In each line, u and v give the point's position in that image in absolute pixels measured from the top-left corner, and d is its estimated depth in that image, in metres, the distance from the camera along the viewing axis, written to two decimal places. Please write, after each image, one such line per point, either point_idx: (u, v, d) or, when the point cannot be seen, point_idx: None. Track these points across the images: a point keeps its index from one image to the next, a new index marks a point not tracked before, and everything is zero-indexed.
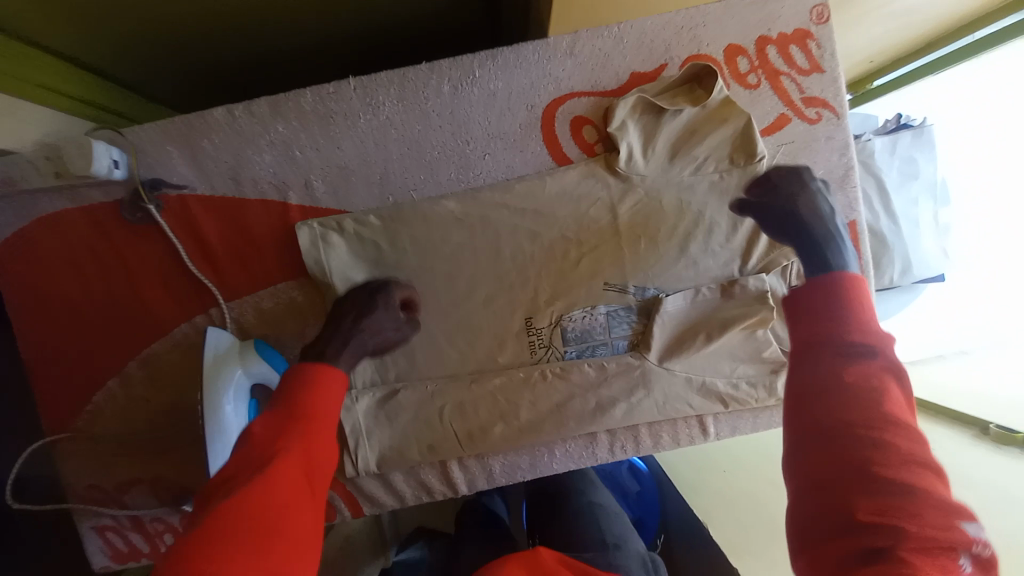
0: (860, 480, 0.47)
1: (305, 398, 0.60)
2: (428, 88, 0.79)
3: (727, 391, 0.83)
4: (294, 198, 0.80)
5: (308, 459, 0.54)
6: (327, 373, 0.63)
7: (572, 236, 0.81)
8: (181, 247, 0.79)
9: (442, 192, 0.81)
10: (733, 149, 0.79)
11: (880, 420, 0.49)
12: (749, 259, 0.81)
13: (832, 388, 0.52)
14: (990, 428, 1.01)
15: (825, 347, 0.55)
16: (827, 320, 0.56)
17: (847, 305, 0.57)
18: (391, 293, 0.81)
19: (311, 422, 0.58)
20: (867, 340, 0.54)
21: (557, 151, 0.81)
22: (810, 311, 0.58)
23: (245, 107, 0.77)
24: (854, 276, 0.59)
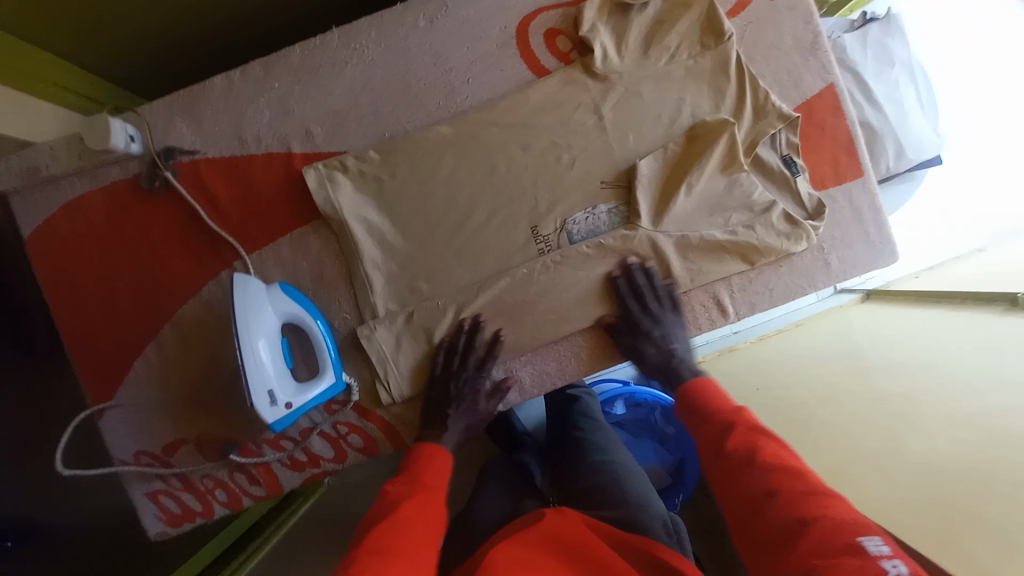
0: (787, 534, 0.52)
1: (423, 470, 0.70)
2: (405, 27, 0.85)
3: (727, 239, 0.83)
4: (296, 146, 0.85)
5: (425, 508, 0.63)
6: (433, 445, 0.75)
7: (561, 141, 0.85)
8: (197, 207, 0.84)
9: (431, 121, 0.86)
10: (702, 34, 0.83)
11: (744, 464, 0.60)
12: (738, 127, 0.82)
13: (735, 460, 0.61)
14: (1019, 297, 0.92)
15: (699, 424, 0.69)
16: (700, 418, 0.69)
17: (704, 403, 0.71)
18: (397, 223, 0.85)
19: (425, 487, 0.67)
20: (725, 425, 0.66)
21: (534, 65, 0.85)
22: (687, 409, 0.72)
23: (241, 72, 0.85)
24: (704, 381, 0.74)
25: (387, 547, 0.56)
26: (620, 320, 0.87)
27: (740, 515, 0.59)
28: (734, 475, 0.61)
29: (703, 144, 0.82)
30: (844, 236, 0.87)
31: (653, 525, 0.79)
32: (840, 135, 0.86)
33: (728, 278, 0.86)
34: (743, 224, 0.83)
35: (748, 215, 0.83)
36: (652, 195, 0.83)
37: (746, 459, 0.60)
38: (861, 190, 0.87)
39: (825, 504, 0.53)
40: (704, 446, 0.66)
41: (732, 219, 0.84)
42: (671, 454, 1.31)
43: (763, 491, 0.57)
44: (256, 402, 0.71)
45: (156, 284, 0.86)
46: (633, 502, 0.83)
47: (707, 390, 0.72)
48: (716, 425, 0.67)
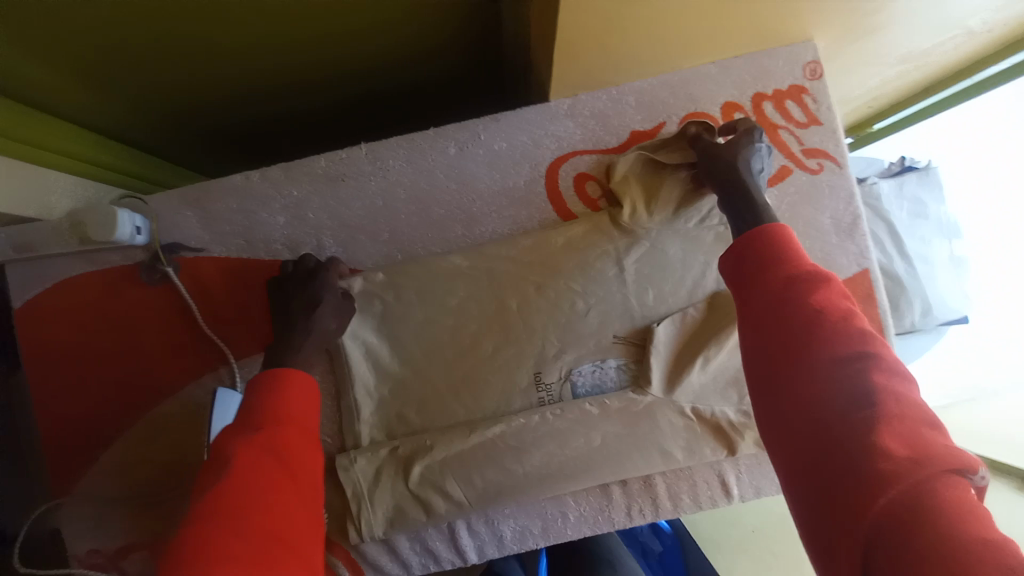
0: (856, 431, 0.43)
1: (270, 394, 0.62)
2: (435, 151, 0.82)
3: (739, 419, 0.78)
4: (305, 257, 0.82)
5: (289, 444, 0.59)
6: (297, 372, 0.66)
7: (578, 288, 0.81)
8: (192, 306, 0.81)
9: (448, 247, 0.83)
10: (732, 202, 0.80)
11: (826, 325, 0.50)
12: None
13: (790, 325, 0.52)
14: None
15: (765, 290, 0.55)
16: (764, 266, 0.57)
17: (781, 246, 0.57)
18: (396, 349, 0.81)
19: (286, 418, 0.61)
20: (811, 275, 0.53)
21: (561, 206, 0.83)
22: (754, 256, 0.59)
23: (261, 173, 0.82)
24: (784, 229, 0.59)
25: (270, 524, 0.51)
26: (615, 482, 0.81)
27: (805, 449, 0.46)
28: (787, 328, 0.51)
29: (724, 318, 0.77)
30: None
31: None
32: (871, 323, 0.81)
33: (736, 456, 0.79)
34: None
35: None
36: (667, 361, 0.79)
37: (823, 339, 0.49)
38: None
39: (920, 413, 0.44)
40: (766, 303, 0.54)
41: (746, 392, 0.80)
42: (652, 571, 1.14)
43: (841, 397, 0.46)
44: None
45: (136, 378, 0.82)
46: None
47: (779, 239, 0.58)
48: (780, 309, 0.53)
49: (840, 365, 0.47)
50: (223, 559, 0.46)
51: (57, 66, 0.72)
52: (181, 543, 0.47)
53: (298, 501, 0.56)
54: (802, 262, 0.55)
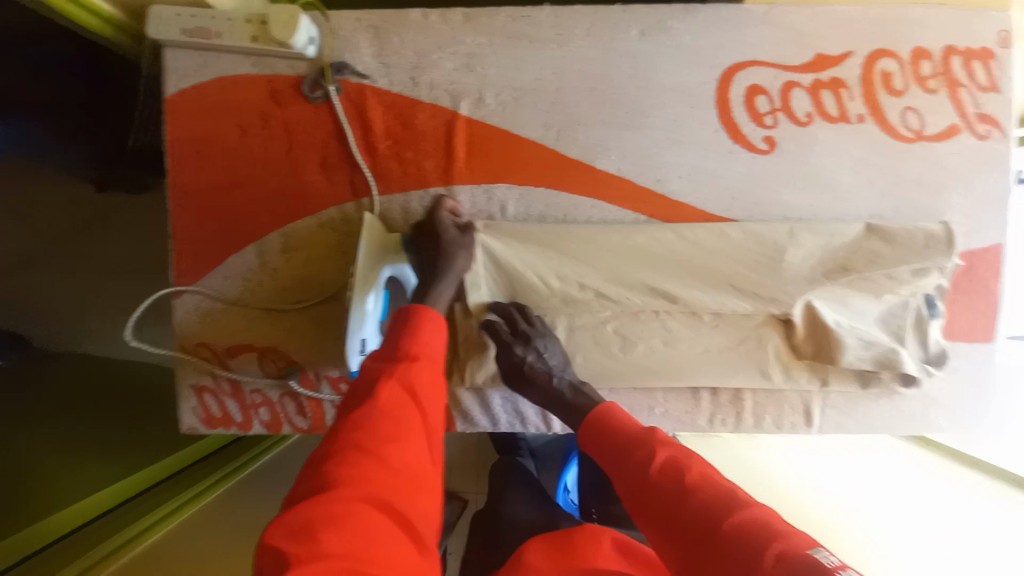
0: (677, 515, 0.52)
1: (409, 336, 0.65)
2: (617, 30, 0.81)
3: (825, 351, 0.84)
4: (464, 109, 0.82)
5: (414, 387, 0.60)
6: (431, 310, 0.70)
7: (724, 198, 0.83)
8: (347, 130, 0.82)
9: (605, 131, 0.83)
10: (928, 243, 0.77)
11: (642, 445, 0.59)
12: (917, 265, 0.77)
13: (642, 479, 0.56)
14: None
15: (611, 453, 0.62)
16: (607, 441, 0.64)
17: (607, 425, 0.65)
18: (530, 214, 0.84)
19: (415, 356, 0.62)
20: (634, 443, 0.60)
21: (727, 116, 0.82)
22: (592, 433, 0.66)
23: (440, 14, 0.82)
24: (613, 407, 0.67)
25: (395, 463, 0.52)
26: (705, 389, 0.85)
27: (675, 540, 0.51)
28: (646, 488, 0.55)
29: (854, 260, 0.79)
30: (953, 392, 0.85)
31: None
32: (987, 297, 0.84)
33: (826, 390, 0.83)
34: (885, 353, 0.77)
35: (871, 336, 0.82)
36: (799, 285, 0.79)
37: (670, 493, 0.53)
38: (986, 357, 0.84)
39: (761, 518, 0.47)
40: (625, 474, 0.59)
41: (874, 335, 0.78)
42: None
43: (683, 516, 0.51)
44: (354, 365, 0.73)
45: (277, 190, 0.84)
46: None
47: (611, 415, 0.66)
48: (618, 439, 0.62)
49: (674, 500, 0.52)
50: (339, 523, 0.45)
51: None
52: (341, 428, 0.54)
53: (419, 442, 0.56)
54: (628, 435, 0.62)
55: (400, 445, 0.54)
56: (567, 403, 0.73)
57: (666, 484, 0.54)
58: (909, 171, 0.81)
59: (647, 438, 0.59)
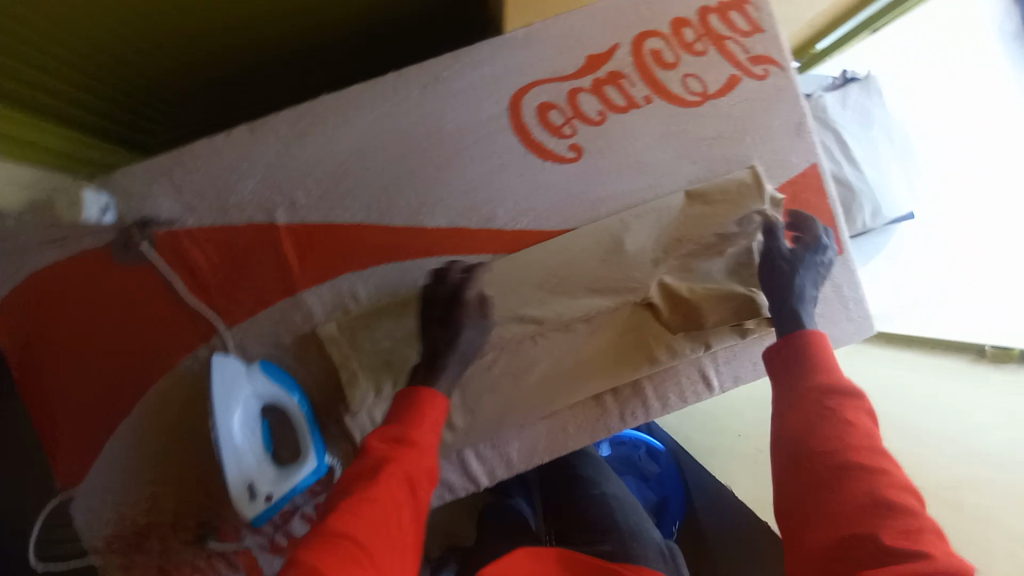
0: (835, 475, 0.52)
1: (410, 422, 0.61)
2: (397, 95, 0.83)
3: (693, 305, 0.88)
4: (281, 218, 0.82)
5: (411, 478, 0.56)
6: (428, 390, 0.64)
7: (555, 214, 0.85)
8: (173, 280, 0.81)
9: (423, 191, 0.84)
10: (742, 192, 0.82)
11: (830, 400, 0.57)
12: (739, 214, 0.82)
13: (821, 428, 0.55)
14: (986, 349, 1.06)
15: (799, 384, 0.61)
16: (806, 371, 0.62)
17: (808, 359, 0.63)
18: (383, 292, 0.84)
19: (419, 446, 0.59)
20: (834, 391, 0.58)
21: (528, 138, 0.84)
22: (785, 357, 0.65)
23: (224, 138, 0.81)
24: (820, 339, 0.64)
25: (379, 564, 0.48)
26: (607, 393, 0.87)
27: (808, 496, 0.53)
28: (832, 431, 0.55)
29: (688, 229, 0.84)
30: (827, 312, 0.88)
31: (650, 555, 0.81)
32: (823, 217, 0.87)
33: (713, 351, 0.86)
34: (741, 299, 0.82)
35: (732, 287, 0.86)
36: (645, 269, 0.83)
37: (826, 443, 0.54)
38: (842, 269, 0.88)
39: (907, 499, 0.49)
40: (801, 412, 0.58)
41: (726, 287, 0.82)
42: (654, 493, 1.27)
43: (852, 468, 0.51)
44: (257, 514, 0.74)
45: (128, 360, 0.82)
46: (627, 531, 0.86)
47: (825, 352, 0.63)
48: (813, 377, 0.61)
49: (849, 454, 0.52)
50: None
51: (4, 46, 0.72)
52: (322, 530, 0.49)
53: (401, 540, 0.52)
54: (824, 371, 0.61)
55: (382, 541, 0.50)
56: (795, 316, 0.69)
57: (870, 433, 0.55)
58: (707, 132, 0.85)
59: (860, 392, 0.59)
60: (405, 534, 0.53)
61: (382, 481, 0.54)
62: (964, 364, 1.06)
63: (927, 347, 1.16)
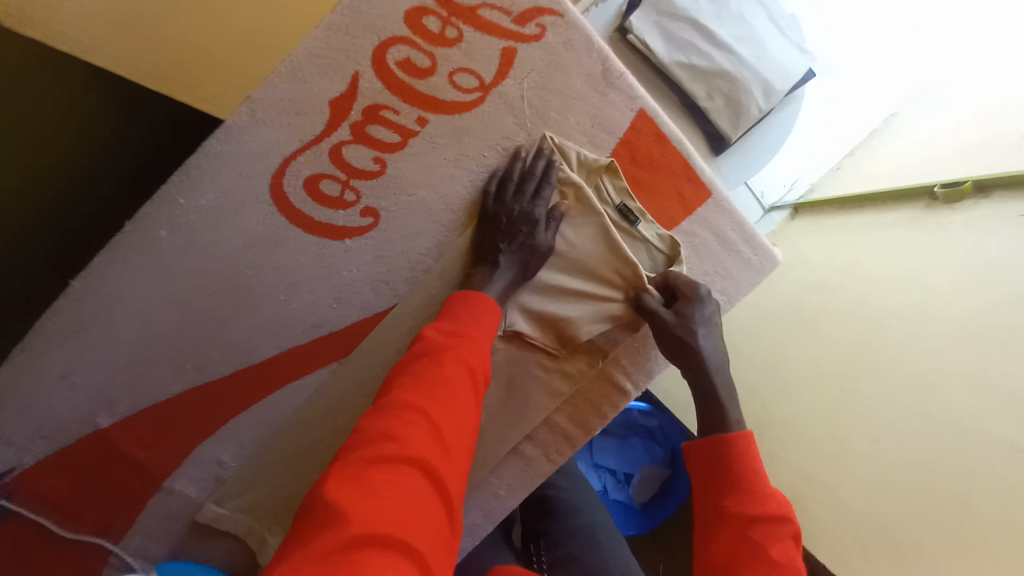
0: None
1: (443, 334, 0.58)
2: (150, 242, 0.70)
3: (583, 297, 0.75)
4: (107, 420, 0.74)
5: (432, 401, 0.50)
6: (474, 295, 0.64)
7: (384, 289, 0.74)
8: (44, 519, 0.75)
9: (235, 328, 0.74)
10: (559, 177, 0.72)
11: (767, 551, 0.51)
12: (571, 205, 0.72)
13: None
14: (937, 191, 0.88)
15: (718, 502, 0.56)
16: (727, 487, 0.57)
17: (729, 466, 0.58)
18: (246, 444, 0.76)
19: (468, 334, 0.58)
20: (765, 536, 0.52)
21: (313, 224, 0.72)
22: (703, 461, 0.60)
23: (4, 368, 0.72)
24: (749, 439, 0.60)
25: (449, 445, 0.48)
26: (523, 439, 0.79)
27: None
28: None
29: (518, 180, 0.71)
30: (718, 265, 0.76)
31: None
32: (673, 164, 0.73)
33: (613, 355, 0.77)
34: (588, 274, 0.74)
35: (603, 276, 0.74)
36: None
37: None
38: (716, 213, 0.75)
39: None
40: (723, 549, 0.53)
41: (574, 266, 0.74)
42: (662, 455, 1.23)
43: None
44: None
45: None
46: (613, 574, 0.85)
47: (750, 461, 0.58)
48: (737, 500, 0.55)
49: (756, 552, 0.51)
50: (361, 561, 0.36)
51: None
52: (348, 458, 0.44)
53: (462, 417, 0.51)
54: (741, 492, 0.56)
55: (445, 425, 0.49)
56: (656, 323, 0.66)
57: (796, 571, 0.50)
58: (505, 127, 0.71)
59: (784, 508, 0.54)
60: (468, 408, 0.53)
61: (404, 405, 0.49)
62: (917, 214, 0.91)
63: (876, 203, 1.01)
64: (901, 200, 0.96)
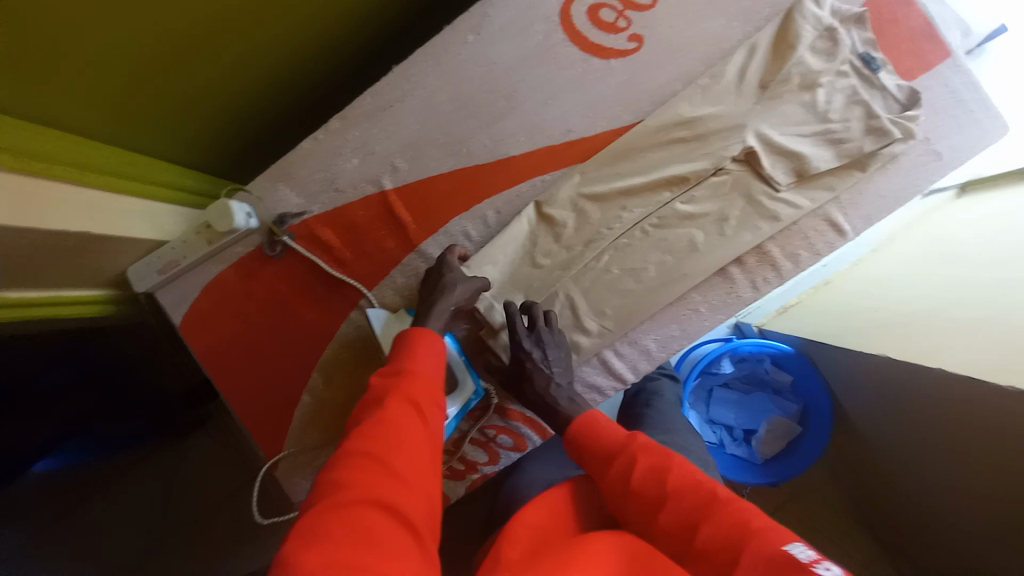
0: (672, 531, 0.56)
1: (382, 371, 0.65)
2: (456, 45, 0.88)
3: (822, 133, 0.80)
4: (388, 183, 0.91)
5: (382, 447, 0.55)
6: (423, 333, 0.70)
7: (630, 108, 0.87)
8: (317, 260, 0.92)
9: (502, 124, 0.89)
10: (811, 26, 0.80)
11: (640, 471, 0.62)
12: (831, 49, 0.80)
13: (638, 487, 0.61)
14: None
15: (597, 454, 0.69)
16: (591, 445, 0.70)
17: (590, 437, 0.71)
18: (489, 224, 0.91)
19: (411, 375, 0.64)
20: (615, 461, 0.65)
21: (585, 43, 0.87)
22: (574, 438, 0.72)
23: (323, 130, 0.91)
24: (594, 414, 0.74)
25: (408, 477, 0.54)
26: (732, 265, 0.86)
27: (706, 532, 0.54)
28: (659, 499, 0.59)
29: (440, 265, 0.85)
30: (949, 121, 0.81)
31: None
32: (916, 24, 0.82)
33: (837, 195, 0.82)
34: (843, 118, 0.79)
35: (843, 115, 0.79)
36: (733, 131, 0.81)
37: (653, 497, 0.60)
38: (954, 72, 0.81)
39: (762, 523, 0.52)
40: (608, 484, 0.65)
41: (826, 105, 0.80)
42: (794, 402, 1.28)
43: (698, 513, 0.56)
44: None
45: (295, 339, 0.95)
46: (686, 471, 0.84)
47: (595, 422, 0.72)
48: (599, 455, 0.68)
49: (649, 475, 0.61)
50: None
51: (75, 88, 0.72)
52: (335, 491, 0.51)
53: (420, 453, 0.57)
54: (602, 446, 0.68)
55: (407, 459, 0.55)
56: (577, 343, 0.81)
57: (658, 477, 0.61)
58: None
59: (643, 441, 0.66)
60: (426, 450, 0.58)
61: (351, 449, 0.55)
62: None
63: None
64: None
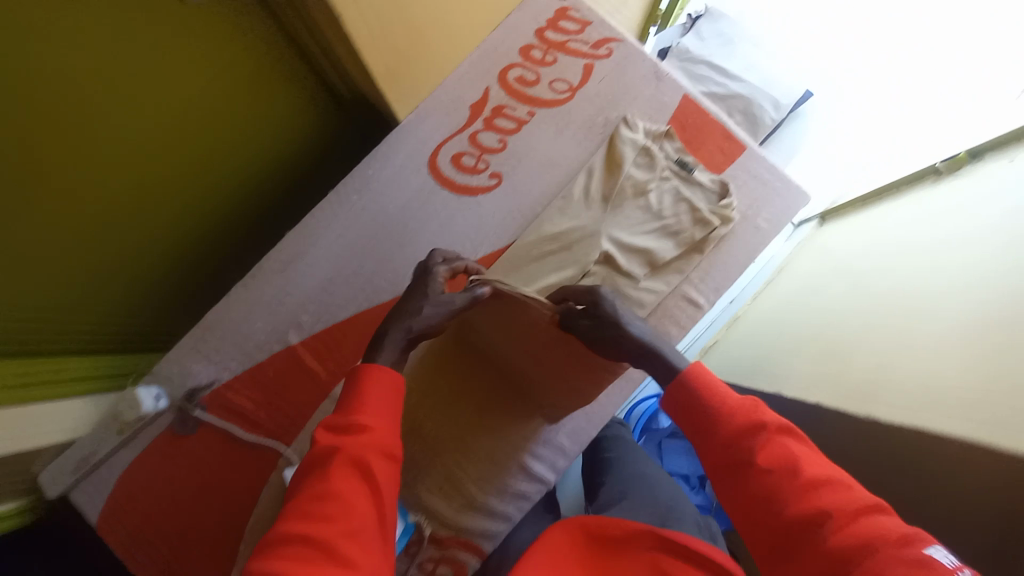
0: (793, 512, 0.59)
1: (342, 417, 0.66)
2: (342, 205, 0.99)
3: (660, 230, 0.94)
4: (294, 338, 0.96)
5: (343, 508, 0.59)
6: (380, 372, 0.70)
7: (501, 232, 0.99)
8: (233, 426, 0.94)
9: (392, 264, 0.98)
10: (629, 148, 0.97)
11: (768, 443, 0.64)
12: (650, 162, 0.96)
13: (768, 457, 0.63)
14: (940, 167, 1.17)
15: (714, 418, 0.69)
16: (707, 416, 0.70)
17: (704, 393, 0.71)
18: None
19: (369, 422, 0.65)
20: (749, 426, 0.66)
21: (453, 186, 1.00)
22: (691, 401, 0.72)
23: (226, 301, 0.97)
24: (700, 367, 0.74)
25: (354, 540, 0.57)
26: None
27: (795, 527, 0.58)
28: (773, 477, 0.62)
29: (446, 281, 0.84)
30: (759, 198, 0.97)
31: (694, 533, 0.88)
32: (713, 130, 1.00)
33: (687, 276, 0.95)
34: (673, 214, 0.94)
35: (671, 213, 0.94)
36: (589, 240, 0.94)
37: (773, 476, 0.62)
38: (753, 161, 0.99)
39: (868, 518, 0.56)
40: (725, 452, 0.67)
41: (659, 206, 0.94)
42: None
43: (812, 491, 0.59)
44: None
45: (219, 509, 0.93)
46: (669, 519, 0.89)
47: (703, 381, 0.73)
48: (730, 414, 0.69)
49: (772, 445, 0.64)
50: None
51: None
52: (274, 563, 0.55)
53: (369, 513, 0.60)
54: (721, 408, 0.69)
55: (353, 530, 0.58)
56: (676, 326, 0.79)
57: (784, 453, 0.63)
58: (589, 113, 1.01)
59: (762, 409, 0.68)
60: (372, 506, 0.61)
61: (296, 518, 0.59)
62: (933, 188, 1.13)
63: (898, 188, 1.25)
64: (913, 182, 1.22)
